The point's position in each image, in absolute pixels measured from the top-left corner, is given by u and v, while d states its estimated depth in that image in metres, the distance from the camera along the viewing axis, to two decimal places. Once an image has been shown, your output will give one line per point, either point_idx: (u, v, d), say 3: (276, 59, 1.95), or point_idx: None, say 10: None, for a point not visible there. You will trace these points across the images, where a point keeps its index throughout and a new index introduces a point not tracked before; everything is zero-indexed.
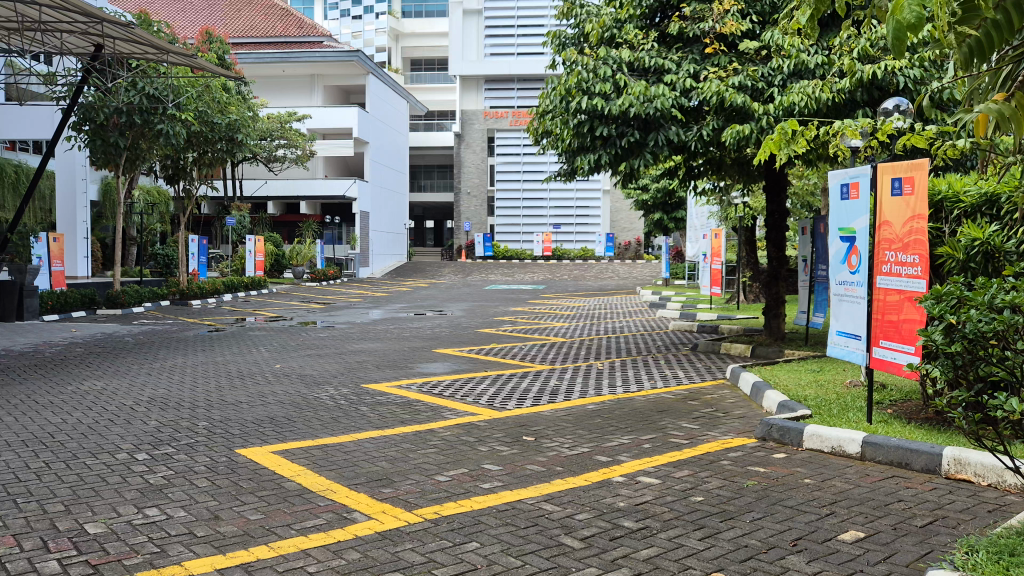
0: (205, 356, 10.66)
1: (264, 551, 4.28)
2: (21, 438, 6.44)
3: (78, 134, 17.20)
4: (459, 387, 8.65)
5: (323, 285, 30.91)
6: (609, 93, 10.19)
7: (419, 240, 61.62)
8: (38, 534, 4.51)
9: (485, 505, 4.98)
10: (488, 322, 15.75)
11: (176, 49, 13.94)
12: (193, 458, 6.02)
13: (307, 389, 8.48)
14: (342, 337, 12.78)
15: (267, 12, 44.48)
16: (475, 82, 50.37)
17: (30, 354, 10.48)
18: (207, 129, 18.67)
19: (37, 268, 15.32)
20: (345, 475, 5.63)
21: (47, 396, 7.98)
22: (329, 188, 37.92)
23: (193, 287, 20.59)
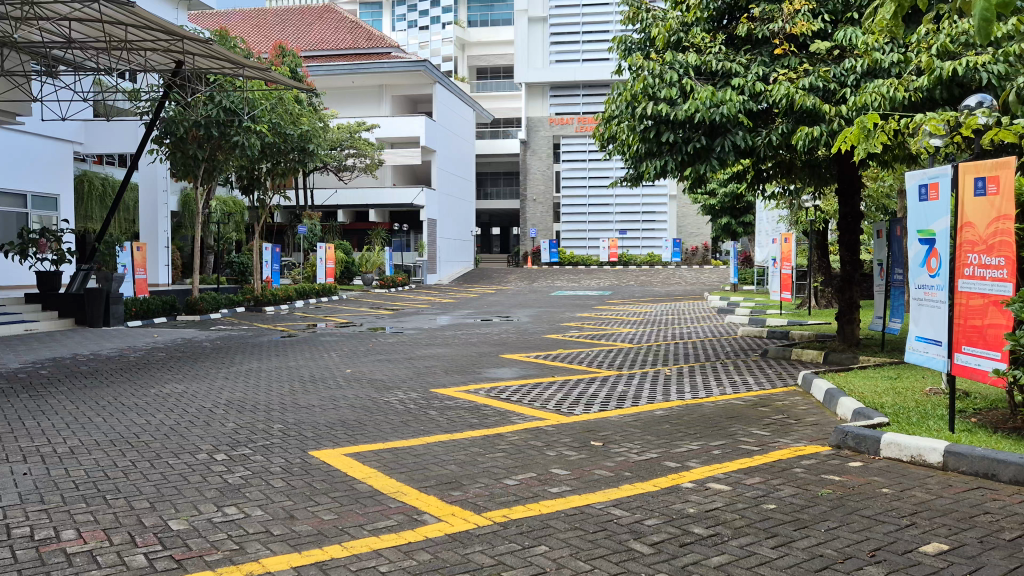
0: (279, 360, 10.95)
1: (338, 550, 4.38)
2: (109, 438, 6.74)
3: (159, 147, 17.87)
4: (527, 393, 8.69)
5: (391, 291, 31.40)
6: (675, 98, 10.08)
7: (485, 247, 62.04)
8: (126, 529, 4.71)
9: (553, 509, 4.99)
10: (555, 327, 15.74)
11: (251, 63, 14.35)
12: (269, 460, 6.19)
13: (378, 394, 8.62)
14: (411, 343, 12.94)
15: (338, 25, 45.51)
16: (541, 89, 50.53)
17: (116, 358, 10.94)
18: (280, 140, 19.12)
19: (121, 277, 15.96)
20: (415, 478, 5.72)
21: (132, 398, 8.33)
22: (397, 197, 38.49)
23: (267, 294, 21.20)
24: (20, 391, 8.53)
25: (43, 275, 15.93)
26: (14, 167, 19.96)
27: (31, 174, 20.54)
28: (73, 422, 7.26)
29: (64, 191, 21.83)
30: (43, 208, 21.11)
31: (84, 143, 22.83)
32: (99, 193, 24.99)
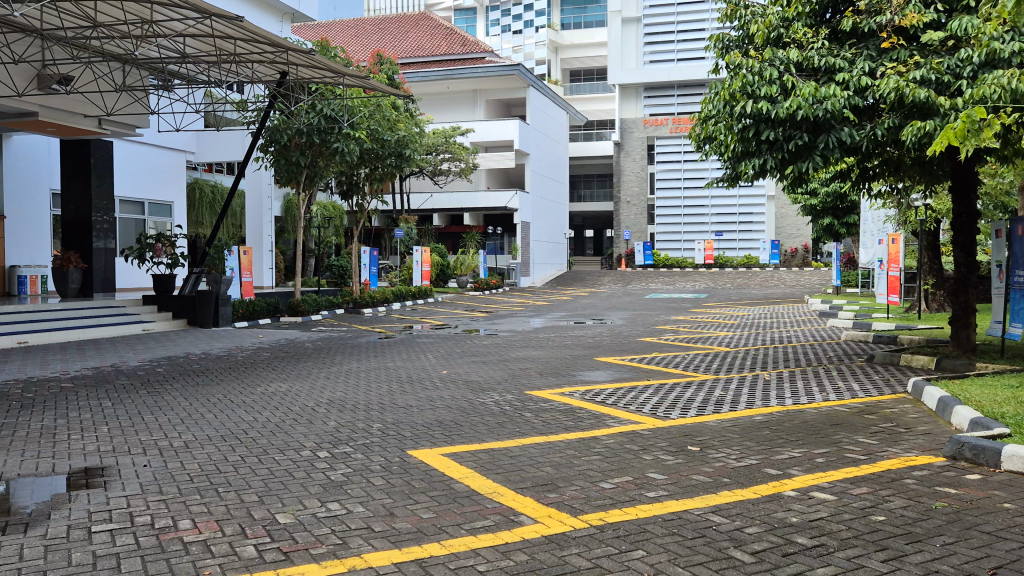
0: (378, 361, 11.21)
1: (436, 548, 4.45)
2: (220, 433, 7.06)
3: (264, 155, 18.61)
4: (622, 396, 8.62)
5: (485, 294, 31.71)
6: (775, 96, 9.83)
7: (578, 250, 61.95)
8: (237, 521, 4.91)
9: (650, 514, 4.93)
10: (650, 330, 15.57)
11: (351, 71, 14.77)
12: (370, 458, 6.34)
13: (474, 395, 8.72)
14: (506, 345, 13.06)
15: (433, 31, 46.36)
16: (635, 90, 50.13)
17: (225, 358, 11.43)
18: (377, 146, 19.58)
19: (229, 280, 16.70)
20: (511, 479, 5.76)
21: (239, 396, 8.69)
22: (491, 200, 38.94)
23: (365, 296, 21.80)
24: (139, 388, 9.03)
25: (158, 278, 16.79)
26: (133, 175, 21.16)
27: (148, 182, 21.72)
28: (186, 418, 7.63)
29: (178, 198, 22.96)
30: (158, 215, 22.28)
31: (197, 152, 24.00)
32: (208, 200, 26.29)
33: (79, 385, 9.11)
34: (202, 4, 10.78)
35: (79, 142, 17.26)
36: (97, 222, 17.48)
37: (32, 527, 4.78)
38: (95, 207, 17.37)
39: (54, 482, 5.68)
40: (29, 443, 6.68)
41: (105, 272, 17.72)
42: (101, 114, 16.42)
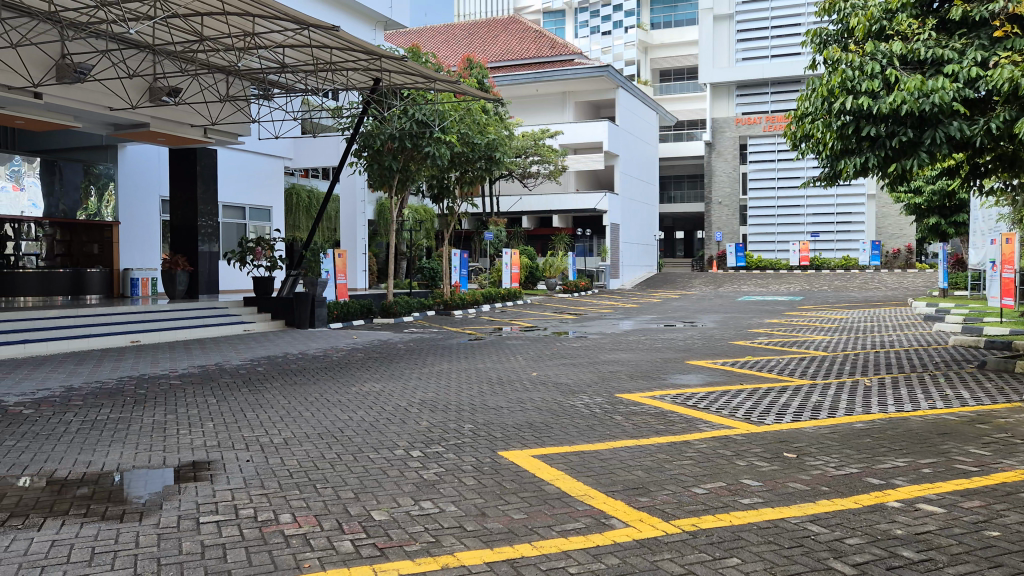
0: (469, 362, 11.34)
1: (528, 549, 4.47)
2: (317, 431, 7.29)
3: (358, 160, 19.11)
4: (715, 400, 8.46)
5: (574, 296, 31.67)
6: (878, 91, 9.48)
7: (668, 251, 61.19)
8: (334, 516, 5.05)
9: (745, 521, 4.82)
10: (743, 334, 15.22)
11: (442, 76, 14.99)
12: (461, 458, 6.42)
13: (563, 397, 8.71)
14: (595, 347, 12.98)
15: (522, 35, 46.61)
16: (728, 88, 49.27)
17: (321, 358, 11.79)
18: (468, 150, 19.83)
19: (325, 282, 17.22)
20: (602, 482, 5.72)
21: (334, 395, 8.95)
22: (580, 202, 38.93)
23: (456, 298, 22.10)
24: (241, 386, 9.41)
25: (258, 280, 17.43)
26: (235, 181, 22.07)
27: (249, 188, 22.61)
28: (286, 415, 7.90)
29: (276, 203, 23.77)
30: (258, 219, 23.14)
31: (294, 159, 24.62)
32: (305, 205, 27.23)
33: (187, 383, 9.56)
34: (301, 15, 11.15)
35: (187, 151, 18.12)
36: (203, 226, 18.28)
37: (146, 516, 5.04)
38: (201, 212, 18.20)
39: (165, 475, 5.97)
40: (142, 437, 7.06)
41: (210, 275, 18.51)
42: (206, 123, 17.15)
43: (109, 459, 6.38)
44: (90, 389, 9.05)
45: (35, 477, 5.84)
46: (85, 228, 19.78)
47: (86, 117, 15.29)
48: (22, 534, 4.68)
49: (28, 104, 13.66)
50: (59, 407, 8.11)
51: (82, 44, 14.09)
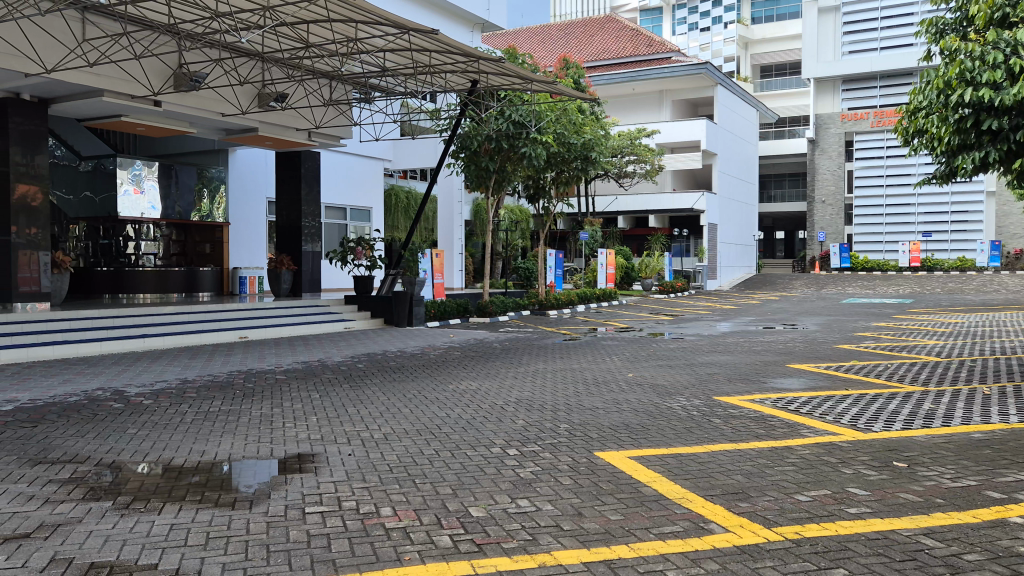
0: (564, 362, 11.34)
1: (625, 551, 4.43)
2: (416, 427, 7.44)
3: (455, 161, 19.41)
4: (819, 405, 8.19)
5: (670, 296, 31.24)
6: (1000, 81, 8.96)
7: (768, 252, 59.63)
8: (433, 511, 5.15)
9: (853, 531, 4.64)
10: (848, 337, 14.65)
11: (538, 77, 15.08)
12: (558, 458, 6.43)
13: (660, 399, 8.60)
14: (693, 349, 12.77)
15: (619, 34, 46.29)
16: (833, 83, 47.95)
17: (419, 355, 12.02)
18: (564, 150, 19.70)
19: (423, 281, 17.57)
20: (700, 485, 5.62)
21: (432, 392, 9.11)
22: (677, 202, 38.44)
23: (551, 298, 22.14)
24: (342, 382, 9.70)
25: (358, 279, 17.83)
26: (337, 183, 22.78)
27: (350, 189, 23.28)
28: (386, 411, 8.10)
29: (376, 204, 24.34)
30: (358, 220, 23.76)
31: (394, 160, 25.10)
32: (403, 205, 27.87)
33: (291, 377, 9.92)
34: (403, 20, 11.39)
35: (292, 154, 18.79)
36: (306, 227, 18.89)
37: (255, 505, 5.25)
38: (304, 212, 18.82)
39: (271, 466, 6.20)
40: (251, 428, 7.37)
41: (314, 274, 19.09)
42: (310, 127, 17.74)
43: (221, 449, 6.69)
44: (202, 382, 9.52)
45: (153, 464, 6.16)
46: (198, 228, 20.92)
47: (199, 122, 16.05)
48: (142, 517, 4.95)
49: (148, 111, 14.48)
50: (175, 399, 8.54)
51: (197, 53, 14.83)
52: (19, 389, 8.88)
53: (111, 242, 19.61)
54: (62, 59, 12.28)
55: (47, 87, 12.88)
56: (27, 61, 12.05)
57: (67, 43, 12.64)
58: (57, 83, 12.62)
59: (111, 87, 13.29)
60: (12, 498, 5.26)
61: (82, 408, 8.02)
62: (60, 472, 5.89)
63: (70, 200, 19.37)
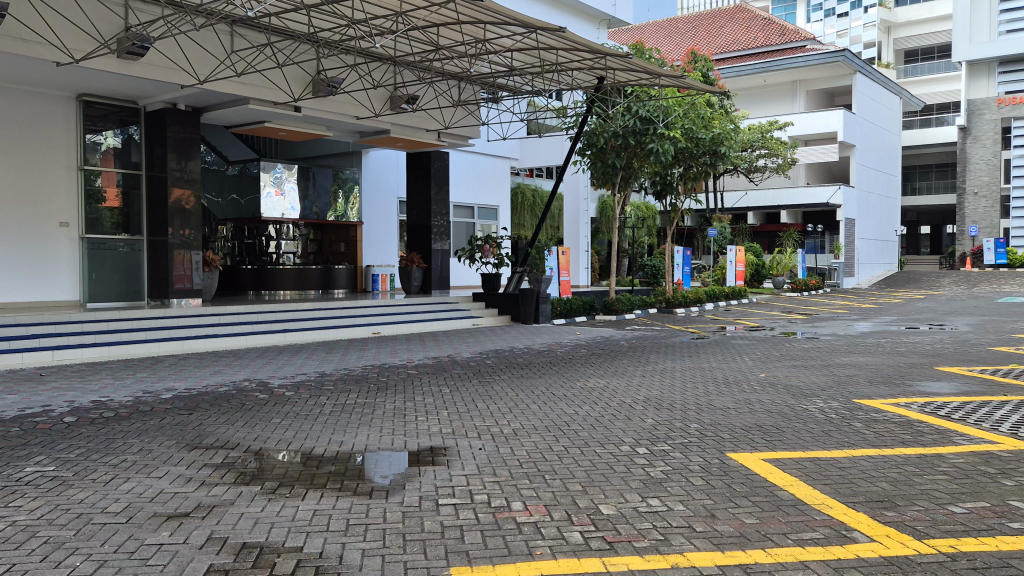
0: (693, 361, 11.12)
1: (762, 556, 4.29)
2: (544, 423, 7.49)
3: (582, 158, 19.40)
4: (972, 411, 7.67)
5: (803, 295, 30.07)
6: None
7: (911, 248, 56.40)
8: (563, 507, 5.16)
9: (1014, 547, 4.32)
10: (1005, 339, 13.60)
11: (666, 71, 14.84)
12: (689, 457, 6.32)
13: (796, 401, 8.29)
14: (830, 349, 12.24)
15: (749, 24, 44.91)
16: (987, 66, 44.66)
17: (546, 352, 12.09)
18: (692, 145, 19.25)
19: (549, 279, 17.65)
20: (842, 491, 5.38)
21: (560, 389, 9.14)
22: (812, 196, 37.07)
23: (678, 296, 21.74)
24: (471, 377, 9.89)
25: (485, 276, 18.14)
26: (465, 182, 23.22)
27: (478, 188, 23.69)
28: (515, 407, 8.19)
29: (503, 202, 24.66)
30: (486, 218, 24.15)
31: (520, 159, 25.31)
32: (529, 203, 28.20)
33: (422, 372, 10.21)
34: (531, 18, 11.44)
35: (423, 154, 19.30)
36: (436, 225, 19.34)
37: (391, 494, 5.43)
38: (434, 212, 19.27)
39: (405, 458, 6.39)
40: (385, 421, 7.62)
41: (443, 271, 19.49)
42: (440, 127, 18.15)
43: (358, 440, 6.95)
44: (339, 375, 9.93)
45: (294, 453, 6.47)
46: (335, 229, 21.85)
47: (335, 126, 16.73)
48: (288, 502, 5.22)
49: (288, 117, 15.21)
50: (315, 391, 8.95)
51: (334, 60, 15.46)
52: (175, 379, 9.56)
53: (255, 242, 20.79)
54: (212, 70, 13.07)
55: (199, 97, 13.77)
56: (182, 72, 12.91)
57: (217, 55, 13.45)
58: (208, 92, 13.47)
59: (256, 95, 14.05)
60: (172, 480, 5.65)
61: (232, 397, 8.55)
62: (213, 457, 6.28)
63: (218, 202, 20.98)
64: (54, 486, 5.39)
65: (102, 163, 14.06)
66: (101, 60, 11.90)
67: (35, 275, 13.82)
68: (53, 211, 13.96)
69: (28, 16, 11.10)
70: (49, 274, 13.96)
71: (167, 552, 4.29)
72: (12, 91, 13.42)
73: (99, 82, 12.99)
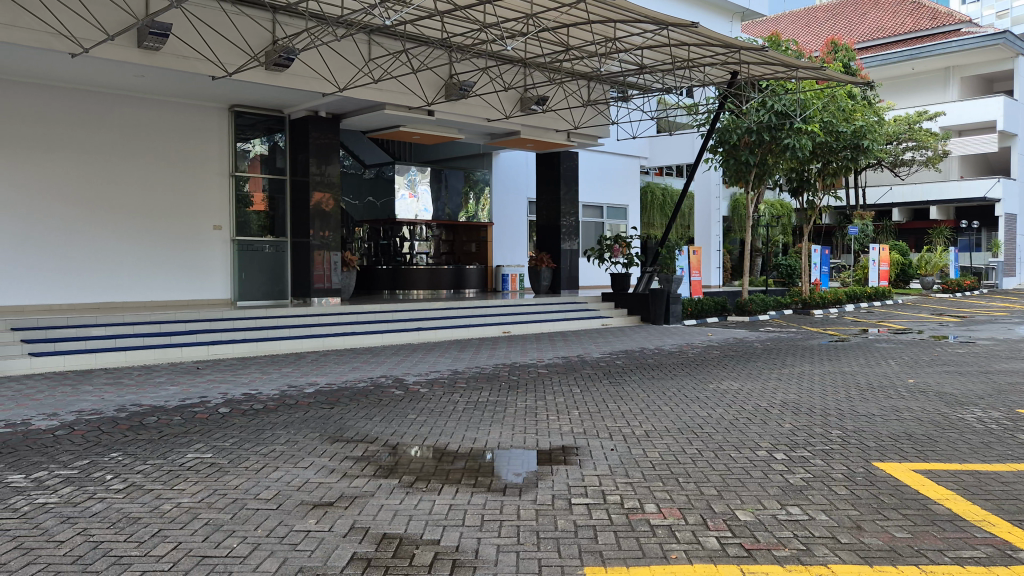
0: (833, 365, 10.64)
1: (915, 572, 4.05)
2: (676, 425, 7.36)
3: (713, 156, 18.97)
4: None
5: (956, 296, 28.18)
6: None
7: None
8: (698, 511, 5.05)
9: None
10: None
11: (805, 63, 14.24)
12: (832, 465, 6.04)
13: (950, 409, 7.78)
14: (988, 355, 11.40)
15: (896, 9, 42.51)
16: None
17: (677, 353, 11.89)
18: (832, 139, 18.42)
19: (680, 279, 17.33)
20: (1005, 508, 5.00)
21: (692, 390, 8.97)
22: (966, 191, 35.21)
23: (816, 297, 20.88)
24: (602, 377, 9.86)
25: (616, 277, 18.00)
26: (595, 182, 23.18)
27: (608, 188, 23.60)
28: (646, 408, 8.09)
29: (632, 202, 24.42)
30: (615, 218, 24.00)
31: (650, 158, 25.04)
32: (659, 202, 27.88)
33: (553, 372, 10.26)
34: (663, 15, 11.27)
35: (552, 154, 19.39)
36: (565, 226, 19.40)
37: (524, 492, 5.48)
38: (563, 211, 19.33)
39: (534, 456, 6.43)
40: (517, 419, 7.71)
41: (572, 271, 19.50)
42: (570, 127, 18.18)
43: (491, 437, 7.05)
44: (471, 373, 10.14)
45: (427, 449, 6.63)
46: (465, 229, 22.46)
47: (467, 128, 17.07)
48: (425, 496, 5.36)
49: (422, 121, 15.63)
50: (448, 388, 9.18)
51: (466, 64, 15.78)
52: (318, 374, 10.04)
53: (390, 242, 21.38)
54: (351, 78, 13.63)
55: (339, 104, 14.38)
56: (324, 81, 13.53)
57: (356, 63, 14.01)
58: (347, 99, 14.05)
59: (393, 101, 14.52)
60: (318, 470, 5.92)
61: (370, 393, 8.88)
62: (354, 450, 6.53)
63: (356, 205, 21.83)
64: (212, 472, 5.77)
65: (251, 169, 14.95)
66: (251, 72, 12.64)
67: (193, 276, 14.73)
68: (206, 215, 14.86)
69: (187, 34, 11.92)
70: (203, 274, 14.86)
71: (314, 538, 4.50)
72: (169, 104, 14.30)
73: (249, 93, 13.80)
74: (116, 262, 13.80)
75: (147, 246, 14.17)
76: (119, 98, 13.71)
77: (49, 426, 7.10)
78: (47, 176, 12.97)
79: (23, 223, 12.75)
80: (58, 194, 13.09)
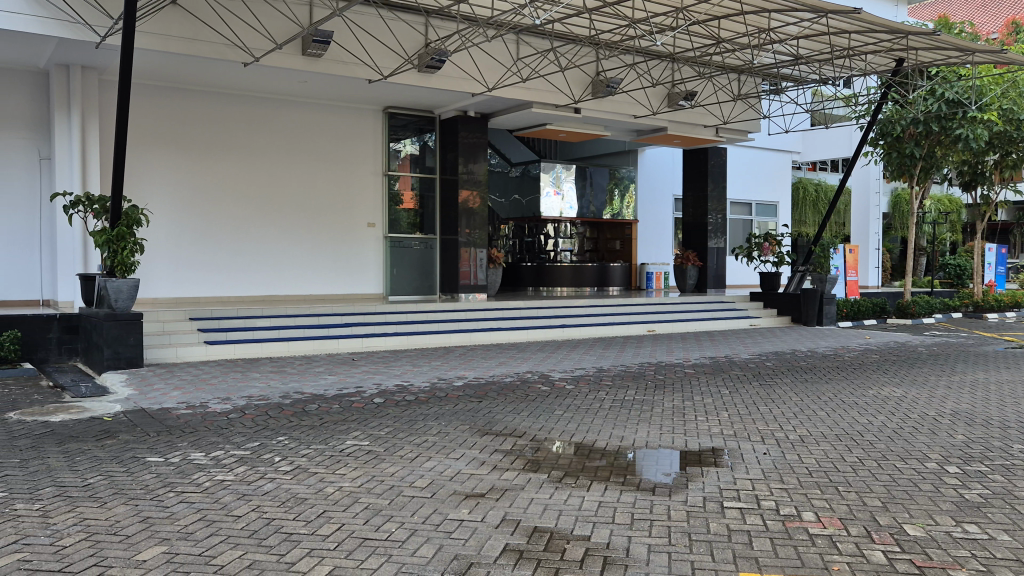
0: (1012, 374, 9.78)
1: None
2: (834, 431, 7.00)
3: (875, 150, 17.92)
4: None
5: None
6: None
7: None
8: (862, 523, 4.77)
9: None
10: None
11: (982, 47, 13.16)
12: (1014, 482, 5.55)
13: None
14: None
15: None
16: None
17: (834, 357, 11.31)
18: (1011, 129, 16.98)
19: (835, 279, 16.50)
20: None
21: (851, 396, 8.51)
22: None
23: (989, 299, 19.36)
24: (752, 379, 9.54)
25: (765, 276, 17.30)
26: (744, 178, 22.48)
27: (758, 184, 22.83)
28: (800, 412, 7.75)
29: (783, 198, 23.48)
30: (765, 215, 23.16)
31: (802, 153, 24.14)
32: (812, 198, 26.68)
33: (700, 372, 10.00)
34: (822, 2, 10.76)
35: (700, 151, 18.96)
36: (713, 223, 18.90)
37: (675, 493, 5.37)
38: (711, 209, 18.85)
39: (680, 457, 6.31)
40: (665, 419, 7.57)
41: (719, 270, 18.93)
42: (718, 123, 17.64)
43: (638, 436, 6.97)
44: (616, 371, 10.06)
45: (569, 445, 6.64)
46: (609, 226, 22.42)
47: (612, 125, 16.94)
48: (575, 492, 5.36)
49: (569, 118, 15.70)
50: (594, 385, 9.16)
51: (613, 60, 15.69)
52: (466, 368, 10.27)
53: (534, 240, 21.61)
54: (499, 78, 13.85)
55: (487, 103, 14.64)
56: (473, 82, 13.83)
57: (504, 63, 14.23)
58: (495, 99, 14.30)
59: (539, 100, 14.63)
60: (468, 462, 6.05)
61: (517, 388, 8.98)
62: (502, 444, 6.63)
63: (502, 202, 22.04)
64: (369, 459, 6.01)
65: (402, 169, 15.64)
66: (405, 74, 13.09)
67: (349, 272, 15.41)
68: (361, 213, 15.45)
69: (346, 40, 12.49)
70: (357, 270, 15.48)
71: (466, 527, 4.60)
72: (329, 107, 15.00)
73: (402, 95, 14.29)
74: (280, 258, 14.63)
75: (309, 243, 14.94)
76: (286, 103, 14.56)
77: (223, 410, 7.63)
78: (221, 180, 13.94)
79: (199, 222, 13.75)
80: (230, 196, 14.03)
